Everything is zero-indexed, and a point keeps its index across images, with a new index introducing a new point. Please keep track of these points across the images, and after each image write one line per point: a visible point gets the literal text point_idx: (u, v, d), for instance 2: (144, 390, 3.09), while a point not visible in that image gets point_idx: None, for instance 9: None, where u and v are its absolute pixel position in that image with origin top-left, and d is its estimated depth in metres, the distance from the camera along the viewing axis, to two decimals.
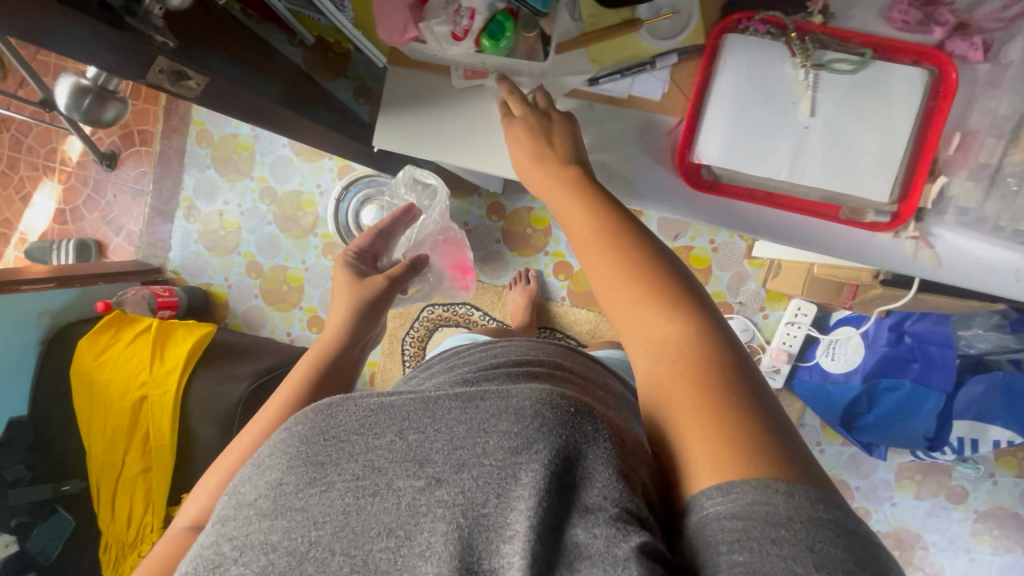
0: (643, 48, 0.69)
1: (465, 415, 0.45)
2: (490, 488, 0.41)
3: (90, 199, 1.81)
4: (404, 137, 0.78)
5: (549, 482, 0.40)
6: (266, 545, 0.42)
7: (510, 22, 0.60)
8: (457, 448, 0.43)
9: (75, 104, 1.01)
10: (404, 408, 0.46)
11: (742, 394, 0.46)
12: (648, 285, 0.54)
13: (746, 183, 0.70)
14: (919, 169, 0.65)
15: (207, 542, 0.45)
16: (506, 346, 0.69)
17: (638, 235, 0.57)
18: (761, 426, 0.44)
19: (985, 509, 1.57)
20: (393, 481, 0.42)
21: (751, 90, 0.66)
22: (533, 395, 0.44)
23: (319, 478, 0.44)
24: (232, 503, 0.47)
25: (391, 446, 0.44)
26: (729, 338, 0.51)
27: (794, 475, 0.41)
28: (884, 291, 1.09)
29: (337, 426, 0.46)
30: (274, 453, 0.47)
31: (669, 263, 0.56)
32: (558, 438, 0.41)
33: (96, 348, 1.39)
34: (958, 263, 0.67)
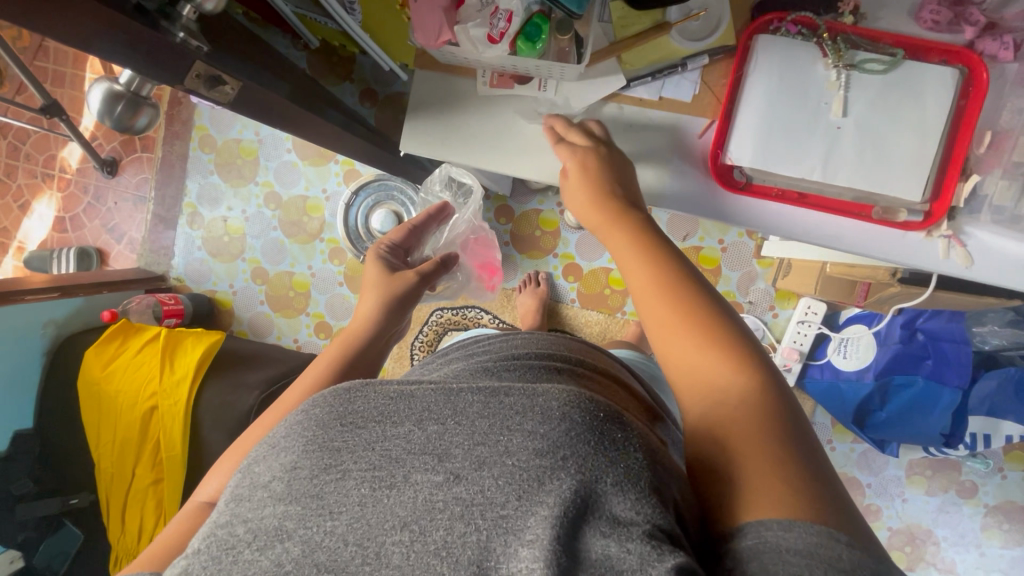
0: (673, 49, 0.69)
1: (488, 412, 0.43)
2: (511, 489, 0.39)
3: (91, 207, 1.78)
4: (429, 139, 0.78)
5: (575, 490, 0.38)
6: (276, 530, 0.40)
7: (546, 24, 0.60)
8: (479, 444, 0.41)
9: (107, 111, 0.98)
10: (425, 399, 0.45)
11: (796, 443, 0.44)
12: (703, 324, 0.52)
13: (778, 183, 0.70)
14: (951, 167, 0.65)
15: (220, 521, 0.43)
16: (525, 340, 0.68)
17: (689, 274, 0.56)
18: (818, 478, 0.42)
19: (995, 503, 1.58)
20: (411, 474, 0.41)
21: (784, 93, 0.66)
22: (561, 396, 0.43)
23: (335, 464, 0.42)
24: (246, 483, 0.45)
25: (409, 437, 0.42)
26: (790, 405, 0.48)
27: (849, 529, 0.39)
28: (901, 289, 1.09)
29: (356, 412, 0.45)
30: (292, 434, 0.46)
31: (725, 312, 0.53)
32: (587, 444, 0.40)
33: (104, 358, 1.37)
34: (992, 261, 0.67)
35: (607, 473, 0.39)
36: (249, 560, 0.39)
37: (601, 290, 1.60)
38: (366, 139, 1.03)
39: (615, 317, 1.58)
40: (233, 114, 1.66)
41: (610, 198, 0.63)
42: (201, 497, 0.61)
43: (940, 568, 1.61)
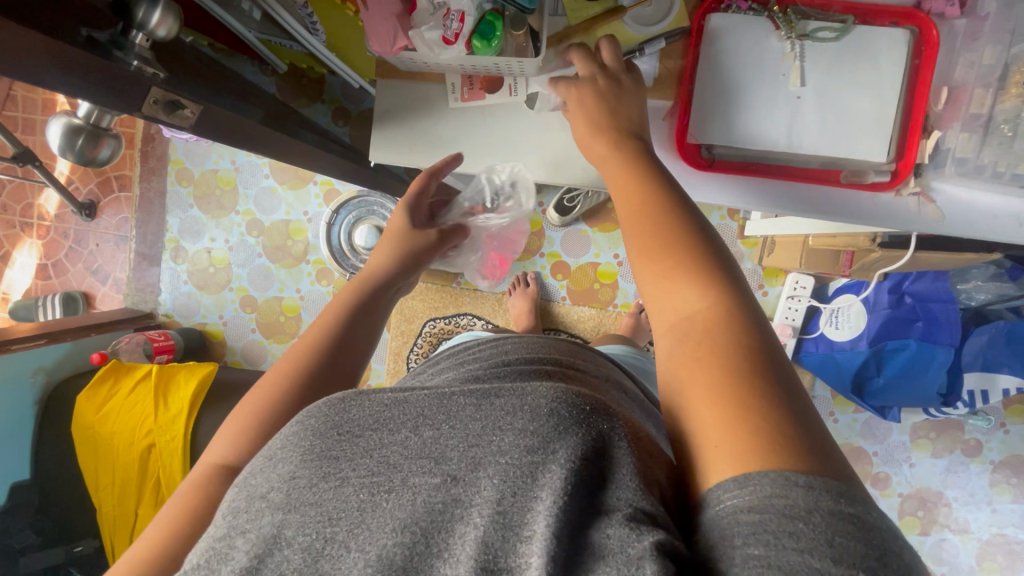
0: (628, 36, 0.70)
1: (479, 413, 0.42)
2: (505, 487, 0.38)
3: (72, 251, 1.77)
4: (397, 147, 0.78)
5: (568, 483, 0.37)
6: (278, 538, 0.40)
7: (500, 21, 0.60)
8: (472, 445, 0.41)
9: (68, 145, 0.98)
10: (419, 403, 0.44)
11: (761, 379, 0.42)
12: (674, 246, 0.51)
13: (743, 157, 0.71)
14: (913, 128, 0.66)
15: (219, 534, 0.42)
16: (517, 343, 0.68)
17: (669, 204, 0.54)
18: (785, 412, 0.40)
19: (1001, 459, 1.60)
20: (408, 478, 0.40)
21: (741, 63, 0.67)
22: (550, 392, 0.42)
23: (333, 472, 0.41)
24: (243, 495, 0.44)
25: (404, 444, 0.42)
26: (762, 330, 0.46)
27: (815, 469, 0.37)
28: (883, 253, 1.10)
29: (351, 421, 0.44)
30: (287, 443, 0.45)
31: (704, 237, 0.52)
32: (578, 436, 0.39)
33: (96, 402, 1.36)
34: (962, 214, 0.68)
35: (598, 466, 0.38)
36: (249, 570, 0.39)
37: (590, 285, 1.61)
38: (340, 155, 1.03)
39: (607, 311, 1.59)
40: (208, 144, 1.66)
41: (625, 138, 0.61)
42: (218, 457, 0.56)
43: (953, 528, 1.62)
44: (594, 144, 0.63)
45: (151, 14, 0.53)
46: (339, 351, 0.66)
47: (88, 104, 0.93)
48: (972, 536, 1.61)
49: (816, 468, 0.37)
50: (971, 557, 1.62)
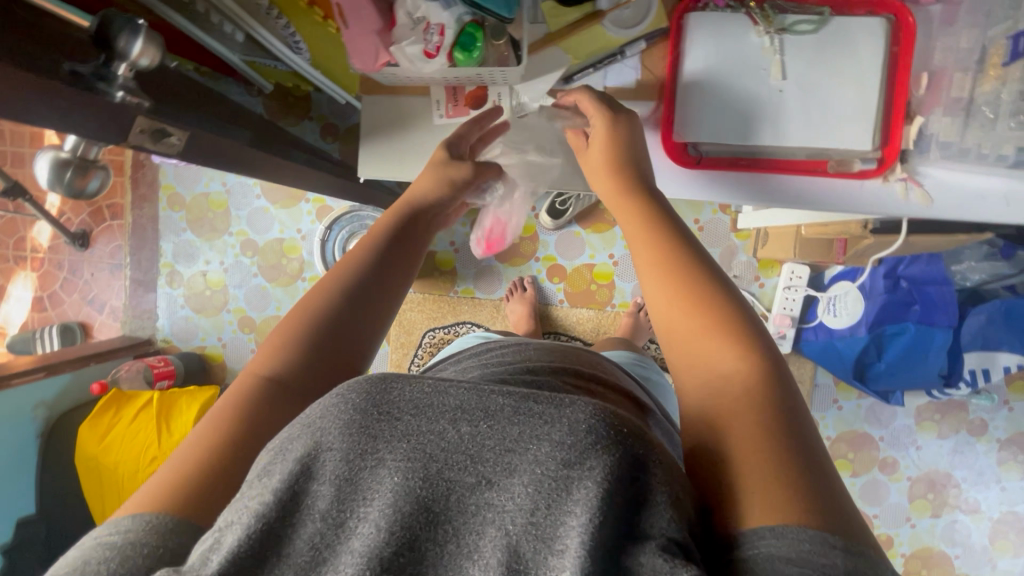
0: (610, 40, 0.69)
1: (521, 413, 0.38)
2: (540, 498, 0.36)
3: (68, 281, 1.76)
4: (386, 162, 0.77)
5: (605, 509, 0.35)
6: (306, 509, 0.36)
7: (480, 32, 0.60)
8: (509, 450, 0.37)
9: (56, 179, 0.98)
10: (459, 395, 0.40)
11: (787, 437, 0.42)
12: (709, 314, 0.50)
13: (729, 152, 0.71)
14: (895, 113, 0.66)
15: (249, 494, 0.38)
16: (537, 350, 0.69)
17: (699, 261, 0.54)
18: (812, 468, 0.41)
19: (1007, 436, 1.60)
20: (444, 473, 0.37)
21: (722, 63, 0.68)
22: (592, 409, 0.39)
23: (369, 451, 0.37)
24: (275, 452, 0.40)
25: (442, 436, 0.37)
26: (793, 400, 0.46)
27: (841, 529, 0.37)
28: (875, 239, 1.11)
29: (389, 400, 0.39)
30: (325, 410, 0.39)
31: (738, 308, 0.51)
32: (620, 459, 0.37)
33: (98, 432, 1.36)
34: (950, 198, 0.68)
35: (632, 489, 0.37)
36: (274, 538, 0.35)
37: (587, 286, 1.61)
38: (331, 172, 1.04)
39: (606, 311, 1.59)
40: (197, 168, 1.66)
41: (639, 179, 0.62)
42: (263, 372, 0.51)
43: (964, 509, 1.63)
44: (606, 177, 0.64)
45: (133, 44, 0.54)
46: (376, 279, 0.59)
47: (75, 136, 0.93)
48: (983, 515, 1.63)
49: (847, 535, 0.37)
50: (983, 536, 1.63)
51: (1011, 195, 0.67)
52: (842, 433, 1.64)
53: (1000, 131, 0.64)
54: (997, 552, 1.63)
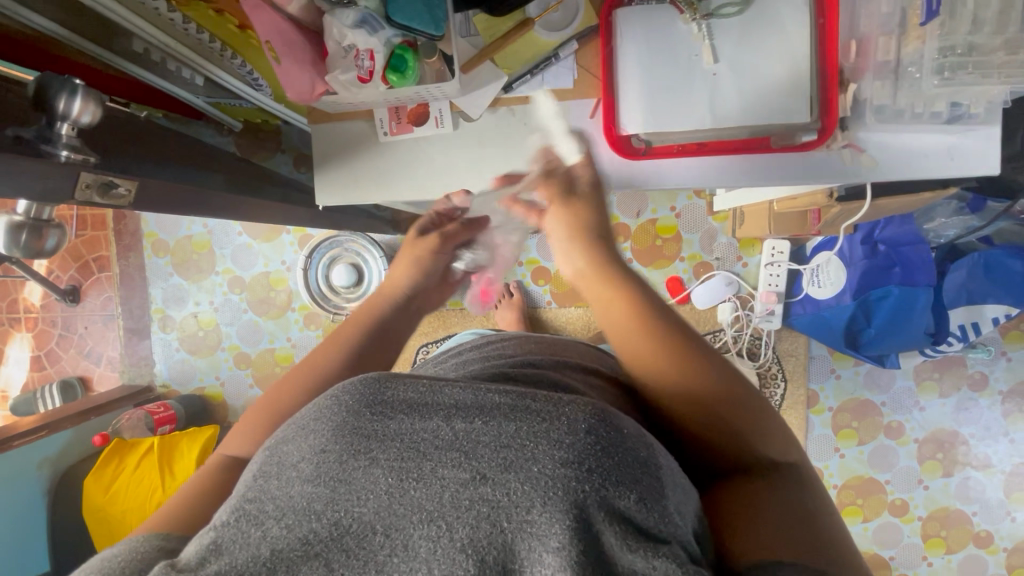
0: (543, 43, 0.69)
1: (519, 411, 0.39)
2: (539, 496, 0.36)
3: (63, 338, 1.78)
4: (344, 186, 0.76)
5: (597, 509, 0.35)
6: (304, 508, 0.38)
7: (410, 53, 0.61)
8: (505, 447, 0.37)
9: (13, 241, 0.99)
10: (454, 392, 0.41)
11: (793, 515, 0.44)
12: (673, 370, 0.53)
13: (675, 140, 0.71)
14: (829, 83, 0.67)
15: (246, 495, 0.41)
16: (536, 345, 0.70)
17: (659, 316, 0.57)
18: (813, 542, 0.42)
19: (1009, 387, 1.60)
20: (438, 469, 0.37)
21: (655, 57, 0.69)
22: (591, 408, 0.39)
23: (363, 450, 0.39)
24: (273, 460, 0.42)
25: (436, 433, 0.38)
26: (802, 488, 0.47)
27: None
28: (843, 207, 1.11)
29: (387, 399, 0.41)
30: (318, 415, 0.42)
31: (706, 367, 0.53)
32: (616, 458, 0.37)
33: (103, 483, 1.36)
34: (892, 158, 0.70)
35: (631, 491, 0.36)
36: (276, 535, 0.38)
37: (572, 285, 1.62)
38: (300, 201, 1.06)
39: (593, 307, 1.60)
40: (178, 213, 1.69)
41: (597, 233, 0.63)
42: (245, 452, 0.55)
43: (975, 465, 1.62)
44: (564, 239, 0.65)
45: (73, 104, 0.56)
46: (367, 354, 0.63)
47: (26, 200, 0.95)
48: (995, 469, 1.62)
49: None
50: (998, 490, 1.62)
51: (953, 148, 0.68)
52: (842, 402, 1.64)
53: (923, 89, 0.64)
54: (1014, 505, 1.62)
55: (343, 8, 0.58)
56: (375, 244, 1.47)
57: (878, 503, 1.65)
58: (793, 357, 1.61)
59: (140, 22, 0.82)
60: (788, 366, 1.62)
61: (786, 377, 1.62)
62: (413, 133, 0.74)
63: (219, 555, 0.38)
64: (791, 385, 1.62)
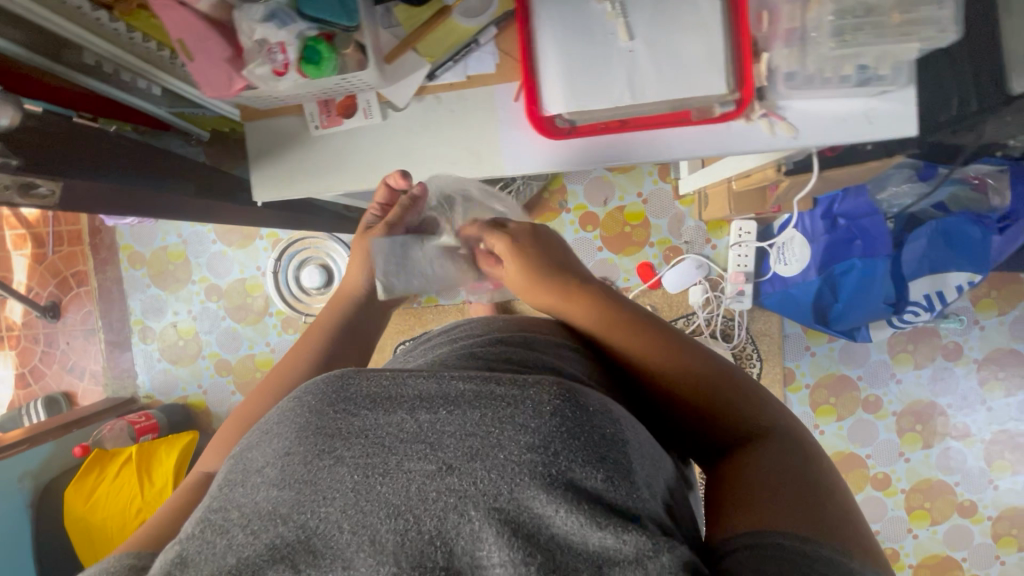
0: (462, 30, 0.70)
1: (482, 398, 0.41)
2: (504, 481, 0.38)
3: (46, 354, 1.80)
4: (280, 184, 0.77)
5: (561, 485, 0.38)
6: (270, 512, 0.39)
7: (323, 45, 0.62)
8: (469, 435, 0.40)
9: None
10: (418, 385, 0.43)
11: (779, 470, 0.50)
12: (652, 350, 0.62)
13: (600, 118, 0.73)
14: (744, 54, 0.68)
15: (213, 506, 0.42)
16: (504, 321, 0.72)
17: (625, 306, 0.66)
18: (799, 485, 0.48)
19: (983, 356, 1.60)
20: (403, 462, 0.39)
21: (571, 37, 0.69)
22: (552, 389, 0.42)
23: (329, 449, 0.41)
24: (239, 468, 0.43)
25: (401, 426, 0.41)
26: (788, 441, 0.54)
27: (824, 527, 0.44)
28: (791, 180, 1.11)
29: (353, 398, 0.43)
30: (283, 419, 0.44)
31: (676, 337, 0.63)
32: (577, 438, 0.39)
33: (84, 493, 1.39)
34: (810, 124, 0.71)
35: (593, 467, 0.39)
36: (244, 542, 0.39)
37: None
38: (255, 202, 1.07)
39: None
40: (152, 224, 1.71)
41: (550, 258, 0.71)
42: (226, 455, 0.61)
43: (955, 435, 1.62)
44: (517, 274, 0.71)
45: None
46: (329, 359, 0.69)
47: None
48: (975, 438, 1.62)
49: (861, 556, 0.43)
50: (979, 459, 1.62)
51: (870, 112, 0.70)
52: (819, 379, 1.64)
53: (823, 53, 0.65)
54: (996, 473, 1.62)
55: (251, 4, 0.59)
56: (343, 245, 1.49)
57: (861, 477, 1.65)
58: (767, 337, 1.62)
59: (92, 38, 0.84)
60: (763, 346, 1.62)
61: (762, 357, 1.62)
62: (344, 126, 0.75)
63: (186, 567, 0.39)
64: (767, 365, 1.62)
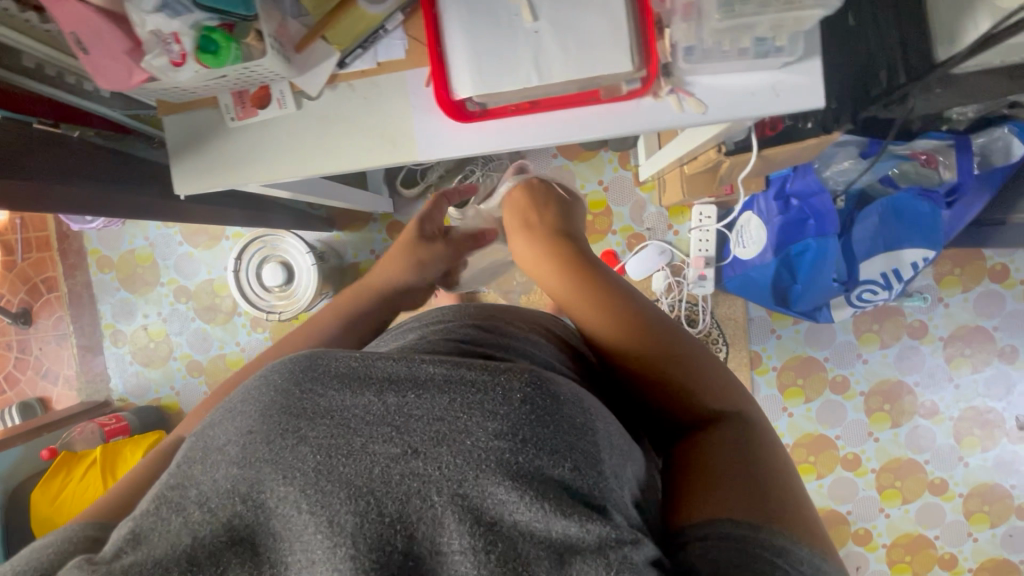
0: (370, 15, 0.71)
1: (453, 383, 0.42)
2: (469, 467, 0.38)
3: (20, 360, 1.81)
4: (200, 175, 0.78)
5: (528, 471, 0.38)
6: (229, 489, 0.39)
7: (219, 34, 0.63)
8: (437, 420, 0.40)
9: None
10: (388, 369, 0.43)
11: (738, 457, 0.52)
12: (613, 317, 0.67)
13: (509, 99, 0.73)
14: (648, 31, 0.68)
15: (170, 482, 0.41)
16: (475, 309, 0.71)
17: (599, 280, 0.72)
18: (754, 473, 0.50)
19: (949, 333, 1.60)
20: (368, 445, 0.39)
21: (476, 18, 0.68)
22: (525, 376, 0.42)
23: (291, 429, 0.40)
24: (200, 446, 0.43)
25: (367, 408, 0.41)
26: (741, 422, 0.57)
27: (778, 518, 0.46)
28: (732, 160, 1.11)
29: (321, 379, 0.43)
30: (249, 397, 0.44)
31: (642, 313, 0.67)
32: (545, 425, 0.40)
33: (50, 494, 1.41)
34: (719, 99, 0.71)
35: (560, 456, 0.39)
36: (198, 520, 0.38)
37: None
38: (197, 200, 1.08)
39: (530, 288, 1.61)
40: (119, 227, 1.72)
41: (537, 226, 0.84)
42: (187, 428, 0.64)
43: (923, 414, 1.62)
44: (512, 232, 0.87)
45: None
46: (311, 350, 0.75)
47: None
48: (944, 416, 1.62)
49: (809, 537, 0.46)
50: (949, 437, 1.62)
51: (777, 84, 0.70)
52: (786, 361, 1.64)
53: (714, 25, 0.64)
54: (966, 451, 1.62)
55: None
56: (303, 242, 1.50)
57: (831, 458, 1.65)
58: (732, 321, 1.62)
59: (34, 45, 0.80)
60: (729, 330, 1.62)
61: (728, 341, 1.62)
62: (259, 118, 0.76)
63: (138, 543, 0.38)
64: (733, 349, 1.62)
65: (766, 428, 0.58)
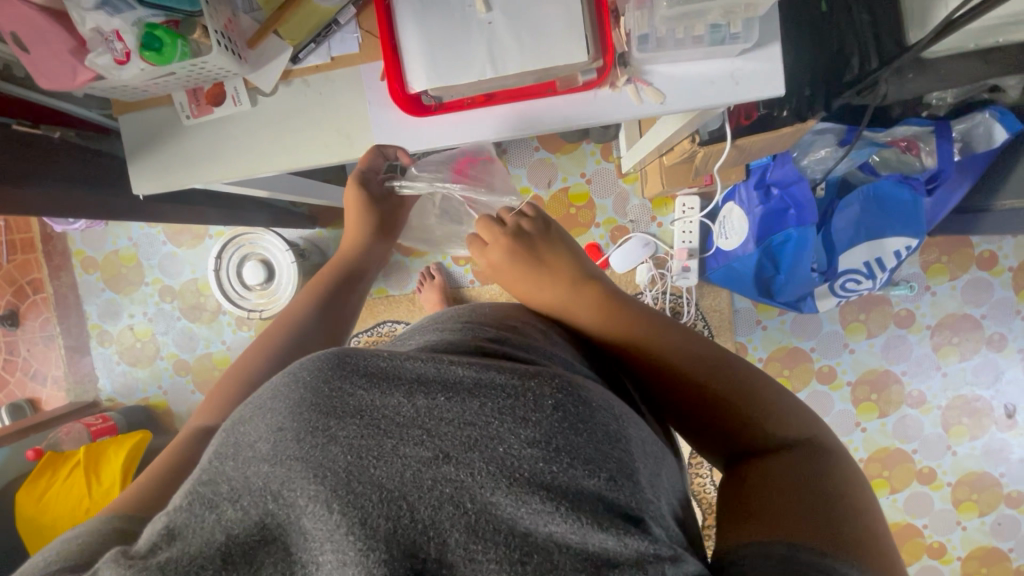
0: (322, 10, 0.70)
1: (484, 388, 0.41)
2: (502, 475, 0.37)
3: (8, 362, 1.82)
4: (158, 173, 0.78)
5: (561, 480, 0.37)
6: (260, 488, 0.36)
7: (162, 31, 0.62)
8: (468, 425, 0.39)
9: None
10: (418, 371, 0.42)
11: (798, 484, 0.50)
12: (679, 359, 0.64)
13: (464, 93, 0.71)
14: (603, 21, 0.67)
15: (201, 478, 0.39)
16: (493, 306, 0.69)
17: (646, 319, 0.69)
18: (808, 496, 0.49)
19: (937, 321, 1.59)
20: (400, 446, 0.37)
21: (428, 10, 0.66)
22: (554, 384, 0.42)
23: (321, 428, 0.38)
24: (227, 442, 0.40)
25: (398, 409, 0.39)
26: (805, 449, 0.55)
27: (834, 541, 0.44)
28: (706, 151, 1.07)
29: (350, 379, 0.41)
30: (276, 394, 0.41)
31: (702, 351, 0.65)
32: (576, 433, 0.39)
33: (35, 493, 1.42)
34: (677, 89, 0.70)
35: (592, 465, 0.38)
36: (228, 519, 0.35)
37: None
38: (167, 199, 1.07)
39: None
40: (102, 228, 1.72)
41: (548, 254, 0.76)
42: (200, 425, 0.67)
43: (911, 403, 1.62)
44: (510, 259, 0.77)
45: None
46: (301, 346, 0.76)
47: None
48: (932, 405, 1.61)
49: (873, 560, 0.44)
50: (937, 426, 1.61)
51: (735, 72, 0.69)
52: (772, 352, 1.63)
53: (662, 13, 0.63)
54: (954, 439, 1.61)
55: None
56: (283, 240, 1.49)
57: None
58: (717, 312, 1.61)
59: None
60: (714, 322, 1.61)
61: (714, 332, 1.61)
62: (214, 115, 0.76)
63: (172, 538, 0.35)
64: (719, 340, 1.61)
65: (828, 450, 0.56)
